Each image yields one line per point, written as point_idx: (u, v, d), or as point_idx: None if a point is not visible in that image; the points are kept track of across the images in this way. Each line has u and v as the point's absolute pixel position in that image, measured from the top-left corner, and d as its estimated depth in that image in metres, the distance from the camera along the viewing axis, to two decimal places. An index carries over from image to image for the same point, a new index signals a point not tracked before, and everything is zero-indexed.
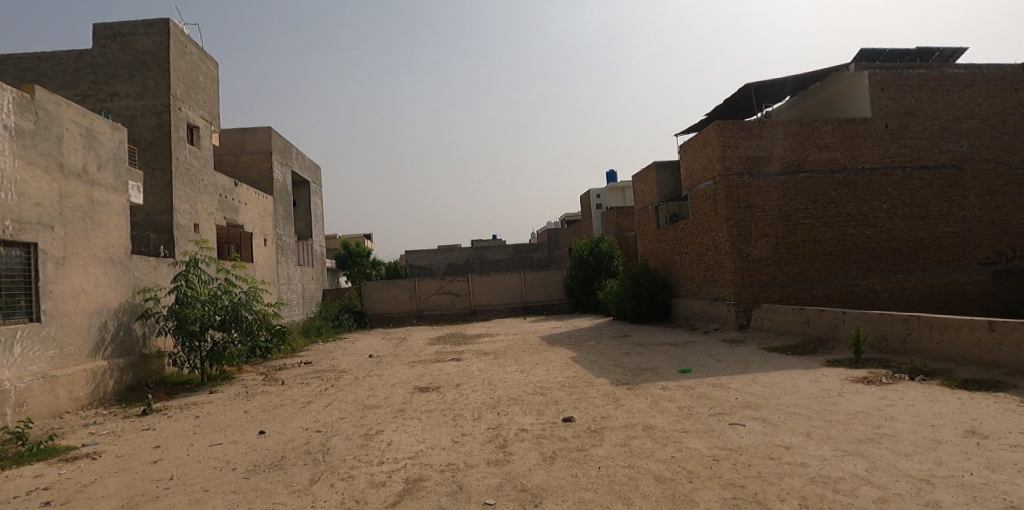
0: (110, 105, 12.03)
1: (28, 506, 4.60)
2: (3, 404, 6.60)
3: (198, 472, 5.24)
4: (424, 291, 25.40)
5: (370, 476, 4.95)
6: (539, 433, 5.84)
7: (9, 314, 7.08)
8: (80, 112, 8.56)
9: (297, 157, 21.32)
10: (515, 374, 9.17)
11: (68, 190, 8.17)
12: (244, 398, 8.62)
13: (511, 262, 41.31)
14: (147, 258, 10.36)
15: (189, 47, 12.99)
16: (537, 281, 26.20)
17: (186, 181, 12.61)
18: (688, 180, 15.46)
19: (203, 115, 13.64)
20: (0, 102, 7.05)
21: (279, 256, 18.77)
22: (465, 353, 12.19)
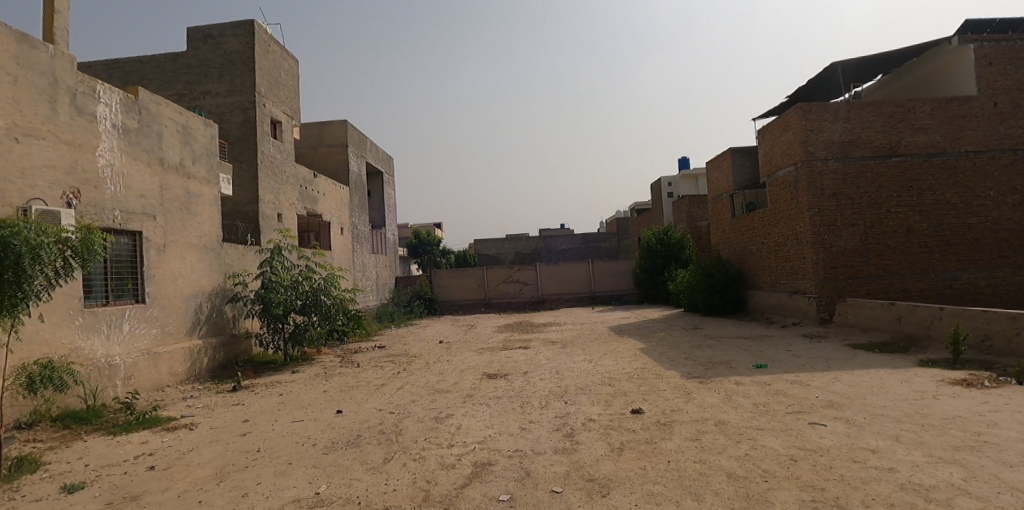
0: (202, 103, 12.92)
1: (136, 469, 5.17)
2: (114, 377, 7.33)
3: (282, 446, 5.57)
4: (492, 280, 25.70)
5: (440, 458, 5.15)
6: (607, 423, 5.79)
7: (118, 296, 7.81)
8: (177, 111, 9.23)
9: (371, 148, 22.07)
10: (583, 363, 9.12)
11: (168, 183, 8.86)
12: (323, 378, 9.07)
13: (577, 252, 41.10)
14: (236, 245, 11.07)
15: (272, 46, 13.70)
16: (605, 271, 25.89)
17: (270, 173, 13.32)
18: (767, 166, 14.70)
19: (285, 110, 14.37)
20: (109, 103, 7.76)
21: (355, 245, 19.56)
22: (533, 342, 12.25)
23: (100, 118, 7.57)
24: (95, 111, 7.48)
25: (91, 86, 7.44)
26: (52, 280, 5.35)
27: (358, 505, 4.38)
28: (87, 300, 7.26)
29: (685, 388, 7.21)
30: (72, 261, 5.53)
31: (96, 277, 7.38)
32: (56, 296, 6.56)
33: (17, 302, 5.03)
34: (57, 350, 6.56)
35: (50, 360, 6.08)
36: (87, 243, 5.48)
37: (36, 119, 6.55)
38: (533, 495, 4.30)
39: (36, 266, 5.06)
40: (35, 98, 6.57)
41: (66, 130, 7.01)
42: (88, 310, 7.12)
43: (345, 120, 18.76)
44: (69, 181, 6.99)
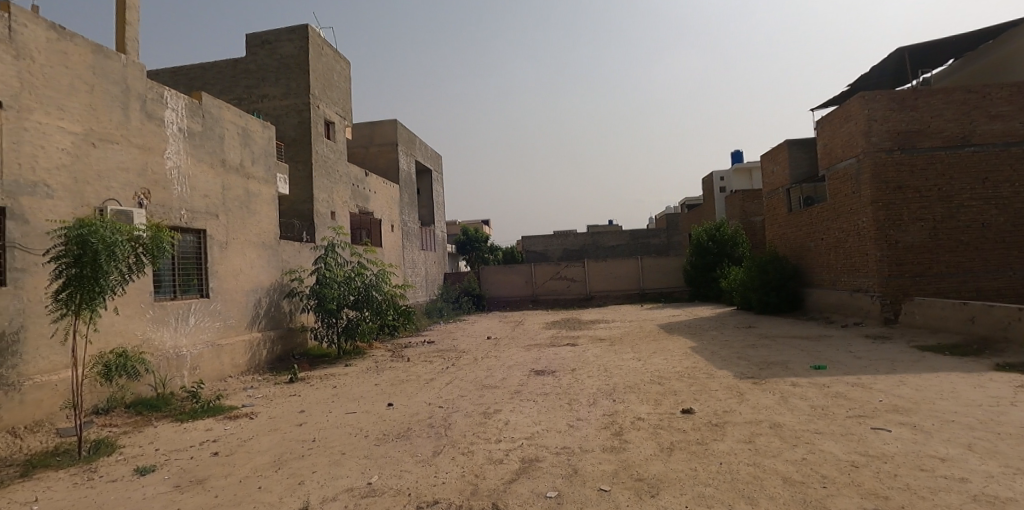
0: (260, 106, 13.49)
1: (201, 455, 5.46)
2: (181, 367, 7.76)
3: (336, 436, 5.76)
4: (540, 276, 25.71)
5: (488, 453, 5.21)
6: (656, 423, 5.70)
7: (185, 290, 8.24)
8: (237, 114, 9.67)
9: (420, 147, 22.42)
10: (632, 361, 9.02)
11: (229, 183, 9.31)
12: (374, 372, 9.30)
13: (626, 248, 40.21)
14: (292, 242, 11.48)
15: (325, 49, 14.15)
16: (654, 268, 25.42)
17: (325, 172, 13.72)
18: (826, 159, 14.05)
19: (338, 112, 14.80)
20: (175, 108, 8.24)
21: (404, 242, 19.94)
22: (581, 339, 12.21)
23: (167, 123, 8.06)
24: (163, 116, 7.98)
25: (159, 93, 7.93)
26: (126, 275, 5.67)
27: (409, 496, 4.48)
28: (157, 294, 7.71)
29: (738, 388, 7.01)
30: (145, 258, 5.86)
31: (165, 273, 7.82)
32: (129, 291, 7.00)
33: (95, 296, 5.39)
34: (129, 341, 7.00)
35: (125, 350, 6.50)
36: (157, 241, 5.80)
37: (109, 125, 7.10)
38: (580, 493, 4.28)
39: (112, 263, 5.40)
40: (109, 105, 7.14)
41: (135, 135, 7.46)
42: (157, 303, 7.56)
43: (395, 120, 19.14)
44: (140, 182, 7.52)
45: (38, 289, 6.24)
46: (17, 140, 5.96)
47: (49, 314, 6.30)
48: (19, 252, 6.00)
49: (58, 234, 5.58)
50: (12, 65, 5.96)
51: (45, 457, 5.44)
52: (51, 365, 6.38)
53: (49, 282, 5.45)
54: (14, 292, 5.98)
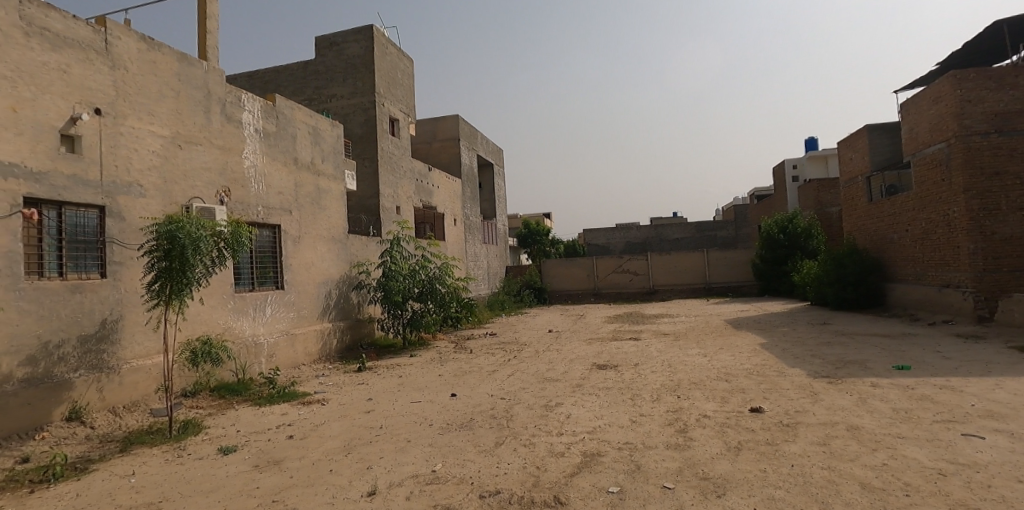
0: (330, 106, 14.05)
1: (278, 437, 5.79)
2: (260, 354, 8.27)
3: (402, 424, 5.98)
4: (602, 270, 25.20)
5: (550, 445, 5.26)
6: (722, 421, 5.54)
7: (262, 282, 8.75)
8: (308, 114, 10.13)
9: (482, 141, 22.55)
10: (697, 357, 8.80)
11: (301, 180, 9.80)
12: (439, 363, 9.53)
13: (692, 242, 35.96)
14: (360, 236, 11.91)
15: (389, 48, 14.52)
16: (721, 261, 24.50)
17: (390, 168, 14.10)
18: (910, 145, 13.09)
19: (403, 109, 15.15)
20: (251, 111, 8.76)
21: (468, 235, 20.17)
22: (643, 333, 12.02)
23: (244, 124, 8.61)
24: (240, 118, 8.53)
25: (236, 96, 8.47)
26: (210, 268, 6.07)
27: (471, 484, 4.57)
28: (237, 286, 8.24)
29: (812, 388, 6.69)
30: (225, 252, 6.26)
31: (244, 266, 8.33)
32: (212, 282, 7.52)
33: (182, 287, 5.77)
34: (212, 329, 7.52)
35: (208, 338, 7.00)
36: (237, 236, 6.18)
37: (193, 129, 7.70)
38: (643, 489, 4.22)
39: (197, 257, 5.77)
40: (193, 110, 7.74)
41: (215, 137, 8.04)
42: (238, 294, 8.08)
43: (457, 115, 19.37)
44: (220, 181, 8.11)
45: (133, 281, 6.86)
46: (113, 143, 6.64)
47: (144, 305, 6.92)
48: (116, 246, 6.63)
49: (152, 230, 6.05)
50: (108, 75, 6.63)
51: (141, 434, 5.95)
52: (146, 350, 6.97)
53: (144, 274, 5.92)
54: (113, 283, 6.60)
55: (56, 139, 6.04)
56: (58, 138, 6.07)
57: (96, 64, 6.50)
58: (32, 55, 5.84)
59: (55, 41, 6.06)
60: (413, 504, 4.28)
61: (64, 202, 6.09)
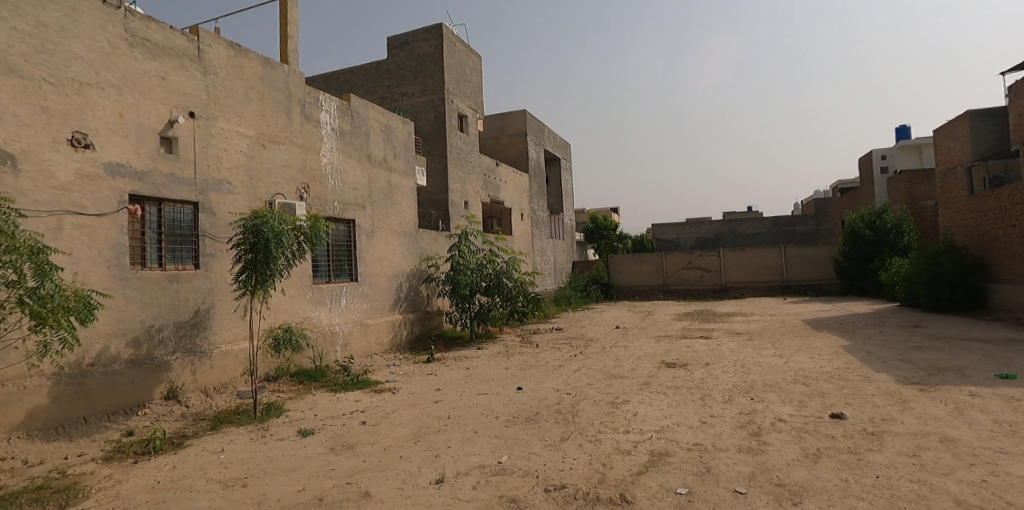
0: (401, 104, 14.50)
1: (352, 422, 6.09)
2: (335, 343, 8.74)
3: (469, 415, 6.16)
4: (671, 266, 24.49)
5: (616, 442, 5.23)
6: (800, 426, 5.31)
7: (338, 274, 9.20)
8: (381, 112, 10.50)
9: (550, 136, 22.41)
10: (772, 358, 8.47)
11: (374, 177, 10.20)
12: (505, 356, 9.65)
13: (767, 237, 33.80)
14: (430, 231, 12.20)
15: (458, 46, 14.79)
16: (800, 258, 23.22)
17: (458, 164, 14.32)
18: (1020, 132, 11.99)
19: (471, 105, 15.34)
20: (328, 110, 9.22)
21: (535, 230, 20.17)
22: (715, 332, 11.67)
23: (322, 123, 9.07)
24: (318, 117, 8.99)
25: (314, 97, 8.94)
26: (291, 260, 6.44)
27: (537, 478, 4.62)
28: (316, 278, 8.71)
29: (900, 395, 6.29)
30: (304, 245, 6.60)
31: (322, 258, 8.80)
32: (293, 274, 8.01)
33: (266, 278, 6.16)
34: (293, 318, 8.02)
35: (289, 326, 7.46)
36: (315, 230, 6.49)
37: (276, 129, 8.20)
38: (713, 493, 4.11)
39: (279, 250, 6.13)
40: (276, 110, 8.23)
41: (295, 137, 8.52)
42: (316, 286, 8.56)
43: (525, 109, 19.39)
44: (300, 178, 8.58)
45: (223, 272, 7.37)
46: (205, 143, 7.17)
47: (233, 293, 7.44)
48: (208, 240, 7.15)
49: (240, 224, 6.49)
50: (201, 80, 7.16)
51: (229, 414, 6.42)
52: (234, 336, 7.49)
53: (233, 265, 6.36)
54: (206, 274, 7.12)
55: (157, 141, 6.62)
56: (158, 141, 6.64)
57: (190, 70, 7.04)
58: (136, 64, 6.42)
59: (155, 51, 6.63)
60: (480, 493, 4.37)
61: (163, 198, 6.65)
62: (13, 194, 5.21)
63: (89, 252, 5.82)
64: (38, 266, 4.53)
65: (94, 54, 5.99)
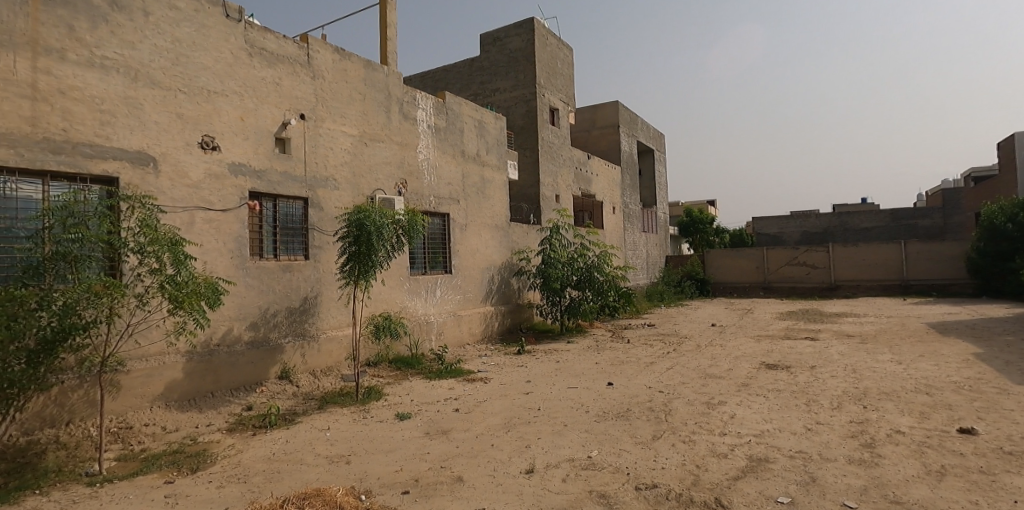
0: (494, 100, 14.78)
1: (447, 409, 6.36)
2: (430, 332, 9.16)
3: (559, 408, 6.23)
4: (773, 262, 23.13)
5: (712, 444, 5.05)
6: (921, 440, 4.84)
7: (433, 267, 9.60)
8: (474, 108, 10.76)
9: (643, 127, 21.81)
10: (889, 364, 7.78)
11: (467, 172, 10.49)
12: (595, 351, 9.61)
13: (885, 231, 30.55)
14: (522, 225, 12.37)
15: (549, 39, 14.77)
16: (924, 256, 20.83)
17: (550, 157, 14.36)
18: None
19: (562, 98, 15.28)
20: (424, 108, 9.58)
21: (627, 224, 19.80)
22: (822, 333, 10.88)
23: (419, 121, 9.45)
24: (415, 115, 9.37)
25: (412, 96, 9.33)
26: (390, 253, 6.78)
27: (628, 475, 4.55)
28: (413, 269, 9.15)
29: None
30: (402, 238, 6.94)
31: (418, 251, 9.23)
32: (391, 266, 8.46)
33: (368, 269, 6.52)
34: (392, 307, 8.49)
35: (388, 315, 7.90)
36: (412, 224, 6.81)
37: (377, 128, 8.66)
38: (819, 505, 3.84)
39: (380, 242, 6.47)
40: (377, 110, 8.68)
41: (395, 135, 8.95)
42: (413, 277, 8.98)
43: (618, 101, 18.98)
44: (399, 174, 9.00)
45: (330, 263, 7.91)
46: (314, 143, 7.71)
47: (337, 282, 7.96)
48: (316, 233, 7.70)
49: (344, 218, 6.93)
50: (310, 85, 7.70)
51: (335, 395, 6.91)
52: (338, 322, 8.03)
53: (339, 256, 6.79)
54: (314, 265, 7.67)
55: (272, 142, 7.22)
56: (273, 142, 7.23)
57: (300, 75, 7.59)
58: (255, 72, 7.03)
59: (270, 59, 7.21)
60: (570, 486, 4.38)
61: (277, 195, 7.26)
62: (155, 193, 5.91)
63: (216, 244, 6.46)
64: (175, 256, 5.07)
65: (219, 64, 6.64)
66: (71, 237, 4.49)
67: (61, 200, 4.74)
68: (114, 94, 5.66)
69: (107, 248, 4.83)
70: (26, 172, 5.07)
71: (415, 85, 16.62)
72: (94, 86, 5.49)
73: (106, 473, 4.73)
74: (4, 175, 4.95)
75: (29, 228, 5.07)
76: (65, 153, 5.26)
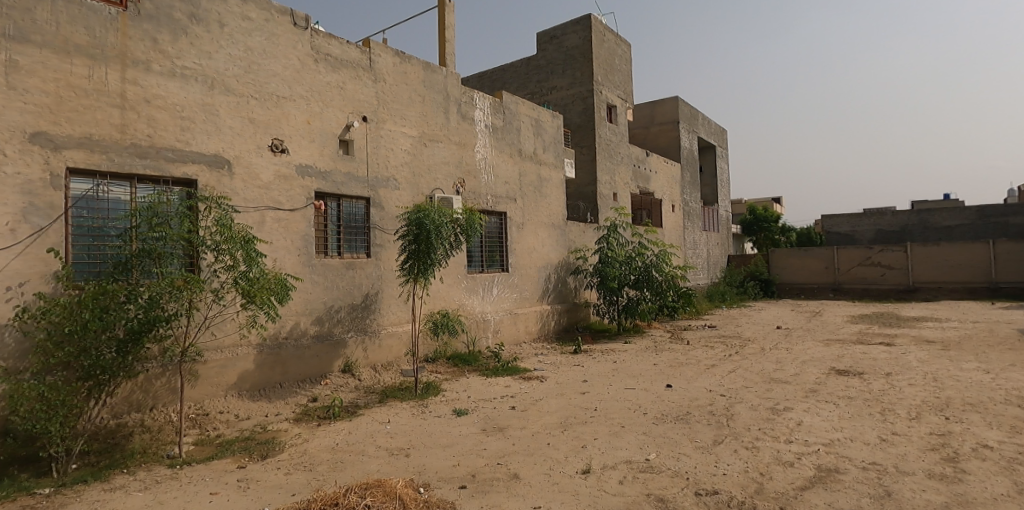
0: (551, 98, 14.75)
1: (503, 407, 6.41)
2: (486, 330, 9.27)
3: (616, 409, 6.15)
4: (844, 262, 21.91)
5: (777, 452, 4.84)
6: (1014, 457, 4.44)
7: (490, 265, 9.70)
8: (531, 107, 10.78)
9: (704, 122, 21.16)
10: (977, 373, 7.19)
11: (524, 170, 10.52)
12: (653, 352, 9.42)
13: (971, 229, 28.23)
14: (579, 223, 12.30)
15: (607, 35, 14.59)
16: (1016, 256, 19.12)
17: (607, 155, 14.19)
18: None
19: (620, 94, 15.05)
20: (482, 108, 9.69)
21: (687, 222, 19.29)
22: (899, 339, 10.18)
23: (477, 121, 9.56)
24: (473, 115, 9.49)
25: (470, 97, 9.46)
26: (449, 251, 6.90)
27: (687, 480, 4.43)
28: (470, 267, 9.28)
29: None
30: (460, 237, 7.05)
31: (475, 249, 9.36)
32: (449, 264, 8.62)
33: (427, 267, 6.66)
34: (450, 305, 8.66)
35: (446, 313, 8.05)
36: (470, 222, 6.94)
37: (436, 129, 8.83)
38: None
39: (438, 241, 6.60)
40: (436, 111, 8.85)
41: (453, 135, 9.10)
42: (470, 275, 9.11)
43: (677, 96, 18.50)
44: (457, 173, 9.14)
45: (390, 261, 8.14)
46: (375, 144, 7.95)
47: (398, 280, 8.18)
48: (377, 232, 7.93)
49: (404, 218, 7.12)
50: (372, 87, 7.94)
51: (394, 390, 7.10)
52: (398, 319, 8.25)
53: (400, 254, 6.98)
54: (376, 263, 7.91)
55: (337, 144, 7.49)
56: (337, 144, 7.51)
57: (363, 79, 7.84)
58: (320, 77, 7.32)
59: (334, 64, 7.48)
60: (627, 488, 4.31)
61: (341, 195, 7.53)
62: (230, 194, 6.26)
63: (285, 242, 6.78)
64: (248, 253, 5.35)
65: (288, 70, 6.95)
66: (156, 236, 4.82)
67: (147, 201, 5.10)
68: (193, 102, 6.04)
69: (187, 245, 5.16)
70: (116, 176, 5.49)
71: (472, 85, 16.86)
72: (175, 94, 5.88)
73: (186, 456, 5.06)
74: (98, 179, 5.38)
75: (120, 227, 5.49)
76: (150, 157, 5.67)
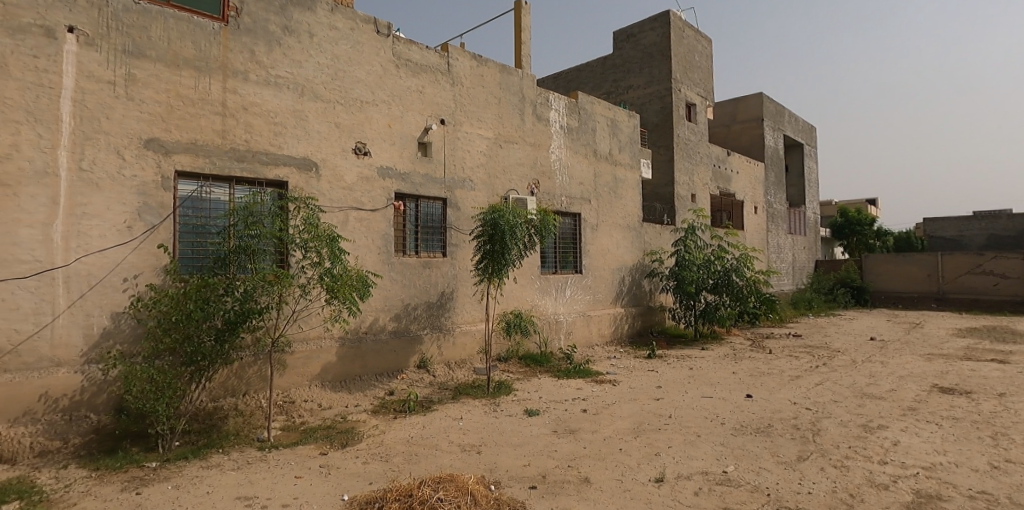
0: (626, 97, 14.52)
1: (575, 409, 6.38)
2: (559, 331, 9.27)
3: (692, 417, 5.97)
4: (949, 270, 20.07)
5: (869, 473, 4.51)
6: None
7: (563, 266, 9.70)
8: (606, 107, 10.66)
9: (790, 119, 20.05)
10: None
11: (599, 171, 10.43)
12: (733, 360, 9.05)
13: None
14: (654, 225, 12.03)
15: (686, 31, 14.17)
16: None
17: (685, 155, 13.78)
18: None
19: (699, 92, 14.57)
20: (557, 109, 9.70)
21: (770, 225, 18.38)
22: (1017, 357, 9.14)
23: (552, 122, 9.59)
24: (548, 116, 9.53)
25: (546, 98, 9.50)
26: (523, 251, 6.97)
27: (767, 496, 4.21)
28: (544, 268, 9.33)
29: None
30: (533, 237, 7.10)
31: (550, 250, 9.39)
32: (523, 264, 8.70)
33: (502, 267, 6.75)
34: (523, 305, 8.75)
35: (519, 312, 8.13)
36: (544, 223, 6.98)
37: (512, 130, 8.94)
38: None
39: (513, 241, 6.68)
40: (512, 113, 8.95)
41: (528, 137, 9.17)
42: (543, 276, 9.15)
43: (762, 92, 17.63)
44: (532, 175, 9.20)
45: (465, 261, 8.32)
46: (453, 146, 8.16)
47: (472, 279, 8.35)
48: (454, 232, 8.14)
49: (478, 218, 7.26)
50: (450, 91, 8.15)
51: (467, 387, 7.26)
52: (472, 317, 8.42)
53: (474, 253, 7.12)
54: (451, 262, 8.12)
55: (416, 147, 7.76)
56: (416, 146, 7.77)
57: (442, 83, 8.07)
58: (401, 82, 7.60)
59: (415, 69, 7.75)
60: (703, 500, 4.16)
61: (419, 196, 7.78)
62: (317, 194, 6.64)
63: (367, 241, 7.11)
64: (332, 251, 5.64)
65: (371, 77, 7.28)
66: (252, 234, 5.19)
67: (245, 201, 5.50)
68: (285, 108, 6.46)
69: (279, 243, 5.51)
70: (217, 178, 5.97)
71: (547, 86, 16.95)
72: (269, 102, 6.32)
73: (275, 440, 5.43)
74: (202, 181, 5.88)
75: (221, 225, 5.97)
76: (247, 161, 6.12)
